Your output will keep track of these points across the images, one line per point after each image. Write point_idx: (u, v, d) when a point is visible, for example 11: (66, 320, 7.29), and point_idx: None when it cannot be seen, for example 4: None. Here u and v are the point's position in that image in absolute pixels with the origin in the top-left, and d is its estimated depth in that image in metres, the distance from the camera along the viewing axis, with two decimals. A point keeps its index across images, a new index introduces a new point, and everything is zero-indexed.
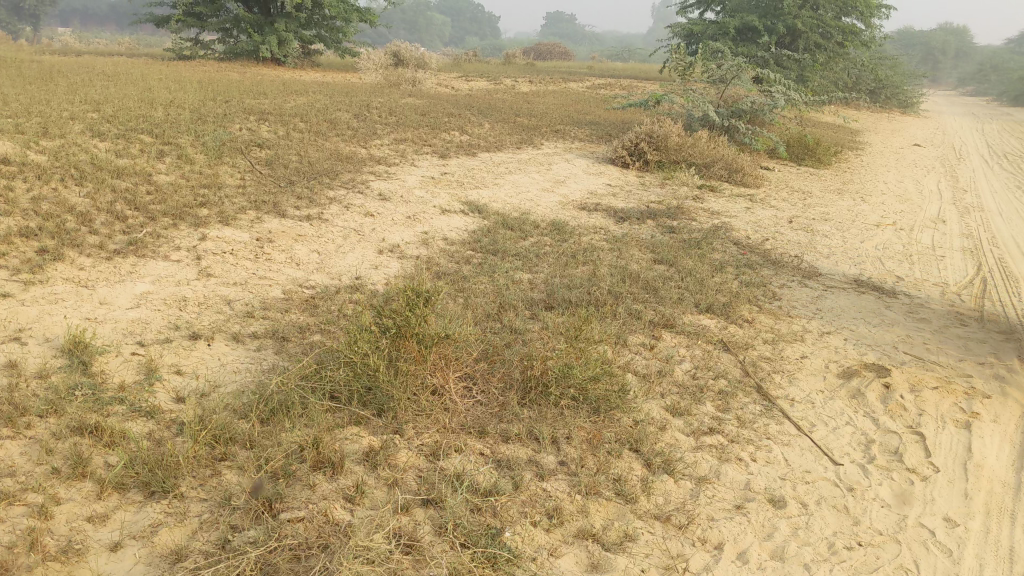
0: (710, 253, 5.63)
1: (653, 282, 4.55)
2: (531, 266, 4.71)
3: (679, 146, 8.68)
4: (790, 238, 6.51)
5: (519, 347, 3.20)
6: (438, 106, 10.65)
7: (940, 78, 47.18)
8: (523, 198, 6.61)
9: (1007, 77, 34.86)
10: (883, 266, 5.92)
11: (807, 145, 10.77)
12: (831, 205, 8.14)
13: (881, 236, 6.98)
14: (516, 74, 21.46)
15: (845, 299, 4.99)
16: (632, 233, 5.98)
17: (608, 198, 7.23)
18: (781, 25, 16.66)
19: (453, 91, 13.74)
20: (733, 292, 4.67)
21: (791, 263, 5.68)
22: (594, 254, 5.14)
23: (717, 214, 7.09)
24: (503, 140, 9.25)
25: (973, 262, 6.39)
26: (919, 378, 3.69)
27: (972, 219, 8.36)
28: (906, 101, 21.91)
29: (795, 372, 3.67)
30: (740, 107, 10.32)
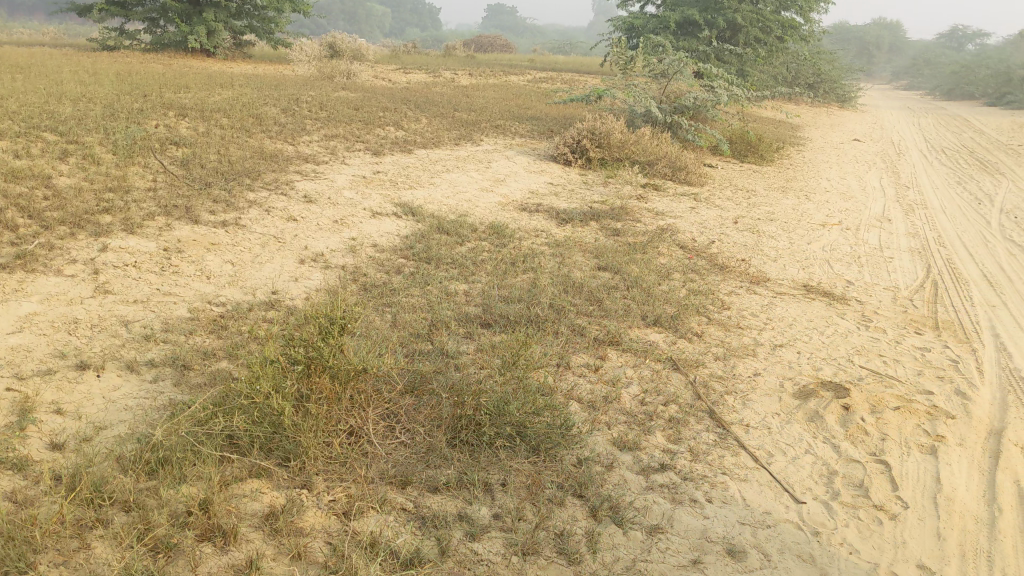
0: (656, 258, 5.36)
1: (596, 291, 4.26)
2: (467, 274, 4.38)
3: (622, 142, 8.42)
4: (736, 240, 6.30)
5: (449, 375, 2.88)
6: (373, 100, 10.26)
7: (875, 72, 47.82)
8: (460, 198, 6.28)
9: (940, 71, 35.43)
10: (832, 270, 5.73)
11: (750, 141, 10.60)
12: (775, 204, 7.96)
13: (828, 237, 6.80)
14: (455, 66, 21.09)
15: (797, 308, 4.76)
16: (575, 236, 5.68)
17: (549, 198, 6.94)
18: (721, 19, 16.54)
19: (389, 84, 13.33)
20: (680, 302, 4.39)
21: (739, 268, 5.44)
22: (534, 261, 4.84)
23: (661, 215, 6.85)
24: (440, 135, 8.90)
25: (922, 264, 6.23)
26: (880, 398, 3.45)
27: (917, 217, 8.25)
28: (844, 96, 21.98)
29: (750, 392, 3.40)
30: (682, 103, 10.12)
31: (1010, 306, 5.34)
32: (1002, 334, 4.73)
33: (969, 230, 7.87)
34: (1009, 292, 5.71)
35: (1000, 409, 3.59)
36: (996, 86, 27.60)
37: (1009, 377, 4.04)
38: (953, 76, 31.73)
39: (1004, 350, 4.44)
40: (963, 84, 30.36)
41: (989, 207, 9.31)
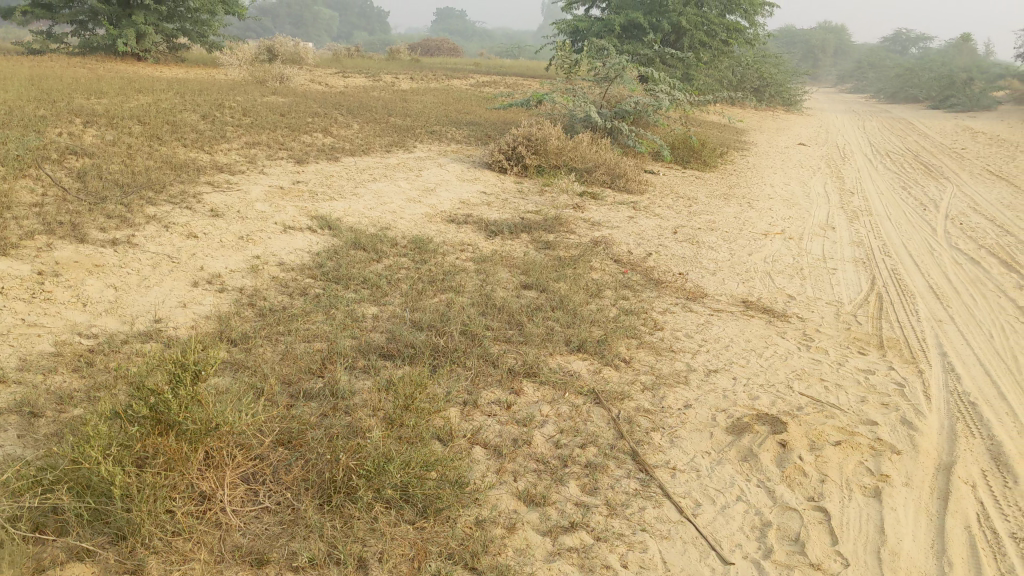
0: (587, 273, 5.06)
1: (519, 314, 3.94)
2: (379, 295, 4.05)
3: (560, 150, 8.14)
4: (674, 251, 6.05)
5: (334, 422, 2.54)
6: (303, 105, 9.87)
7: (821, 76, 48.27)
8: (384, 209, 5.93)
9: (884, 73, 35.81)
10: (773, 283, 5.51)
11: (693, 147, 10.40)
12: (717, 213, 7.73)
13: (770, 248, 6.58)
14: (397, 70, 20.71)
15: (734, 328, 4.49)
16: (503, 250, 5.37)
17: (482, 209, 6.62)
18: (666, 23, 16.39)
19: (324, 88, 12.93)
20: (609, 323, 4.09)
21: (676, 283, 5.17)
22: (456, 278, 4.52)
23: (598, 225, 6.57)
24: (371, 143, 8.55)
25: (866, 276, 6.04)
26: (819, 432, 3.18)
27: (861, 224, 8.10)
28: (789, 99, 21.97)
29: (678, 428, 3.10)
30: (623, 108, 9.88)
31: (955, 322, 5.15)
32: (949, 354, 4.52)
33: (914, 238, 7.72)
34: (955, 306, 5.53)
35: (947, 442, 3.35)
36: (938, 89, 27.86)
37: (956, 403, 3.82)
38: (897, 79, 32.02)
39: (951, 371, 4.22)
40: (907, 87, 30.65)
41: (934, 213, 9.20)
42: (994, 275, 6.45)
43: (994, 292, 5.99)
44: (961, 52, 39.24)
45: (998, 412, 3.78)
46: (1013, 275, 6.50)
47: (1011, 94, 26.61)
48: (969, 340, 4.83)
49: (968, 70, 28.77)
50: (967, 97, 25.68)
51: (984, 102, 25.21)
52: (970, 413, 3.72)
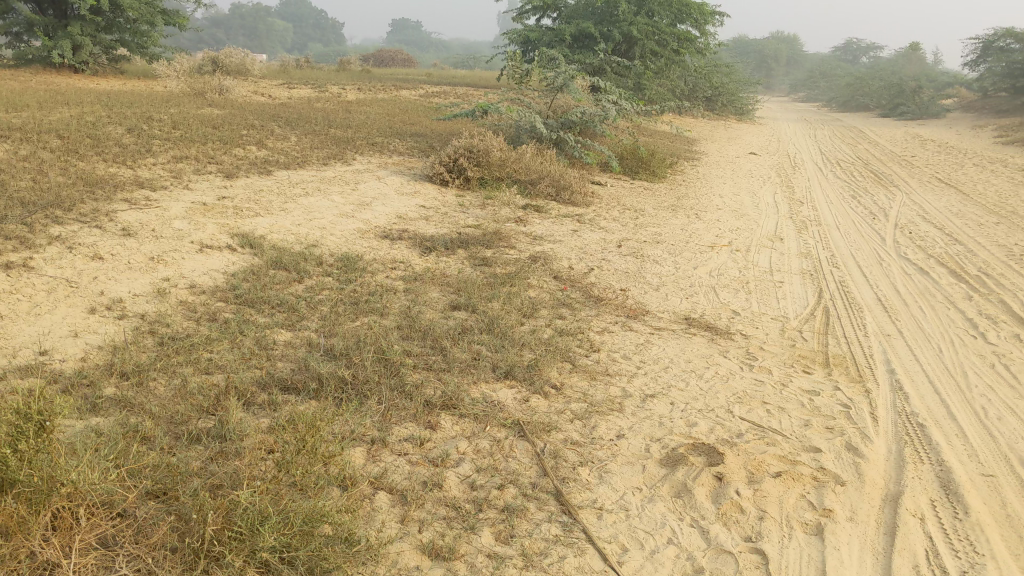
0: (523, 291, 4.83)
1: (444, 338, 3.70)
2: (295, 320, 3.79)
3: (503, 162, 7.91)
4: (617, 266, 5.86)
5: (217, 470, 2.29)
6: (239, 117, 9.56)
7: (773, 85, 48.74)
8: (313, 226, 5.68)
9: (835, 83, 36.17)
10: (717, 299, 5.35)
11: (642, 158, 10.24)
12: (664, 225, 7.57)
13: (716, 261, 6.42)
14: (345, 81, 20.40)
15: (675, 347, 4.29)
16: (437, 267, 5.14)
17: (419, 223, 6.39)
18: (616, 32, 16.30)
19: (265, 100, 12.63)
20: (541, 345, 3.87)
21: (616, 300, 4.96)
22: (383, 298, 4.27)
23: (539, 239, 6.36)
24: (308, 155, 8.28)
25: (813, 288, 5.92)
26: (759, 464, 2.97)
27: (810, 235, 8.01)
28: (741, 109, 22.01)
29: (608, 461, 2.88)
30: (570, 118, 9.68)
31: (903, 337, 5.01)
32: (897, 371, 4.36)
33: (862, 248, 7.63)
34: (903, 319, 5.40)
35: (894, 472, 3.17)
36: (888, 97, 28.14)
37: (904, 425, 3.65)
38: (848, 88, 32.35)
39: (899, 390, 4.06)
40: (858, 95, 30.96)
41: (883, 222, 9.13)
42: (942, 286, 6.35)
43: (943, 303, 5.88)
44: (910, 61, 39.82)
45: (947, 434, 3.61)
46: (961, 286, 6.40)
47: (958, 102, 26.98)
48: (917, 355, 4.68)
49: (916, 77, 29.13)
50: (917, 106, 25.95)
51: (933, 109, 25.50)
52: (918, 436, 3.55)
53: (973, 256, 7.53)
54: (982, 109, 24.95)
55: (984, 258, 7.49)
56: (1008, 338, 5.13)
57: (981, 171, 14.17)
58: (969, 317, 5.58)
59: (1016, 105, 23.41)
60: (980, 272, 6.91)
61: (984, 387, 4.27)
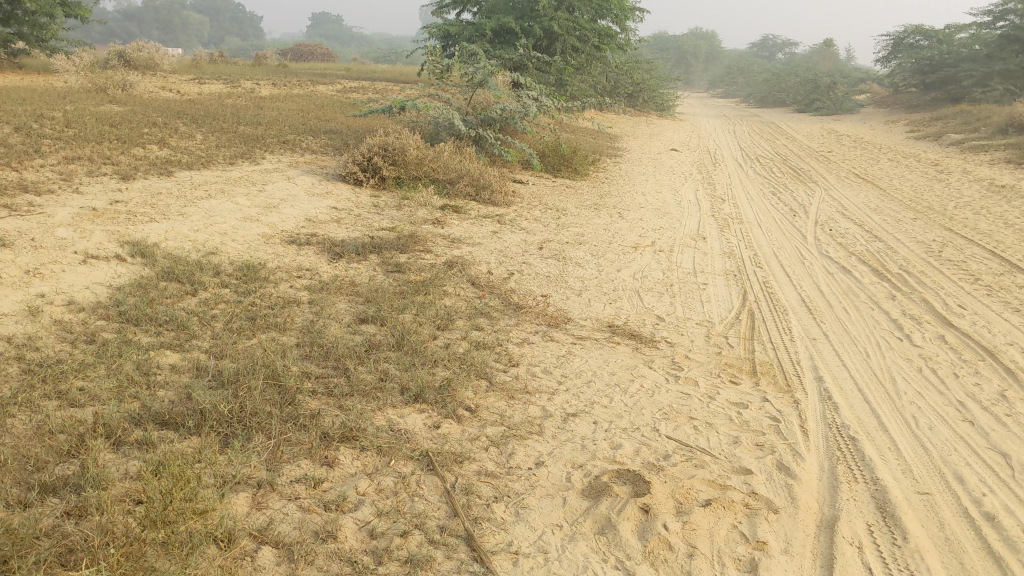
0: (438, 300, 4.56)
1: (349, 358, 3.42)
2: (184, 340, 3.46)
3: (420, 160, 7.61)
4: (538, 269, 5.63)
5: (72, 530, 1.98)
6: (141, 114, 9.07)
7: (693, 80, 49.30)
8: (215, 232, 5.32)
9: (753, 79, 36.62)
10: (641, 303, 5.15)
11: (564, 155, 10.04)
12: (586, 224, 7.37)
13: (639, 263, 6.24)
14: (260, 76, 19.82)
15: (598, 357, 4.07)
16: (346, 275, 4.83)
17: (329, 226, 6.06)
18: (537, 27, 16.11)
19: (172, 96, 12.11)
20: (455, 360, 3.61)
21: (536, 307, 4.72)
22: (285, 313, 3.96)
23: (457, 242, 6.09)
24: (213, 154, 7.87)
25: (738, 290, 5.78)
26: (687, 492, 2.76)
27: (733, 233, 7.90)
28: (662, 105, 22.02)
29: (525, 494, 2.63)
30: (489, 114, 9.42)
31: (829, 340, 4.87)
32: (825, 378, 4.21)
33: (785, 246, 7.53)
34: (828, 321, 5.27)
35: (828, 494, 2.99)
36: (804, 93, 28.55)
37: (836, 440, 3.48)
38: (765, 84, 32.79)
39: (829, 400, 3.90)
40: (775, 91, 31.37)
41: (804, 219, 9.08)
42: (864, 285, 6.27)
43: (866, 304, 5.77)
44: (825, 57, 40.56)
45: (879, 447, 3.45)
46: (884, 284, 6.32)
47: (872, 98, 27.49)
48: (844, 361, 4.54)
49: (831, 73, 29.64)
50: (832, 101, 26.35)
51: (847, 105, 25.93)
52: (851, 450, 3.38)
53: (893, 253, 7.48)
54: (894, 104, 25.44)
55: (904, 255, 7.45)
56: (933, 340, 5.04)
57: (896, 166, 14.33)
58: (893, 318, 5.47)
59: (926, 101, 23.92)
60: (901, 270, 6.86)
61: (913, 392, 4.14)
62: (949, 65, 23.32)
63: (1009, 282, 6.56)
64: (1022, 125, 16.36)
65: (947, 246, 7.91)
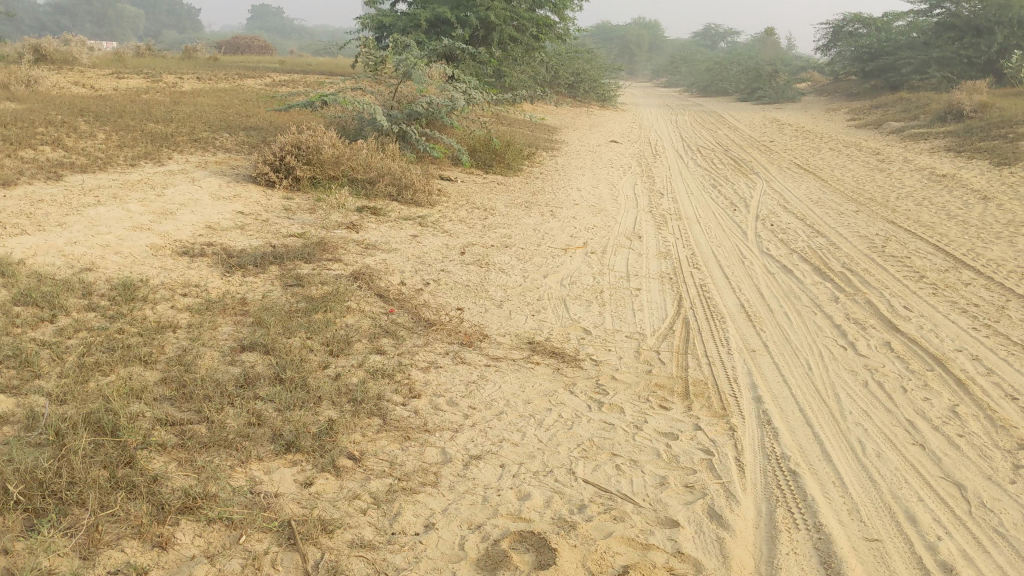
0: (339, 319, 4.10)
1: (218, 398, 2.96)
2: (23, 381, 2.98)
3: (336, 159, 7.12)
4: (458, 277, 5.20)
5: None
6: (40, 112, 8.45)
7: (636, 69, 49.15)
8: (95, 244, 4.79)
9: (695, 68, 36.52)
10: (567, 314, 4.75)
11: (495, 150, 9.61)
12: (515, 225, 6.94)
13: (568, 267, 5.83)
14: (187, 70, 19.09)
15: (513, 382, 3.65)
16: (238, 291, 4.36)
17: (231, 234, 5.56)
18: (473, 17, 15.64)
19: (82, 92, 11.43)
20: (345, 394, 3.16)
21: (450, 322, 4.29)
22: (155, 341, 3.49)
23: (371, 248, 5.63)
24: (114, 155, 7.30)
25: (673, 295, 5.40)
26: (601, 558, 2.37)
27: (671, 231, 7.54)
28: (603, 95, 21.66)
29: (407, 569, 2.22)
30: (415, 109, 8.94)
31: (770, 352, 4.51)
32: (764, 398, 3.84)
33: (724, 244, 7.18)
34: (768, 329, 4.91)
35: (765, 547, 2.60)
36: (745, 82, 28.44)
37: (775, 475, 3.10)
38: (708, 73, 32.64)
39: (768, 425, 3.52)
40: (717, 80, 31.23)
41: (744, 214, 8.75)
42: (806, 286, 5.93)
43: (809, 308, 5.43)
44: (766, 45, 40.64)
45: (822, 481, 3.08)
46: (827, 285, 5.99)
47: (813, 87, 27.47)
48: (785, 376, 4.17)
49: (772, 62, 29.56)
50: (774, 90, 26.23)
51: (789, 94, 25.82)
52: (792, 488, 3.01)
53: (835, 249, 7.17)
54: (834, 93, 25.37)
55: (847, 251, 7.14)
56: (879, 347, 4.70)
57: (837, 156, 14.13)
58: (837, 323, 5.13)
59: (865, 89, 23.87)
60: (844, 268, 6.54)
61: (858, 411, 3.78)
62: (888, 53, 23.27)
63: (955, 279, 6.27)
64: (962, 113, 16.26)
65: (890, 240, 7.63)
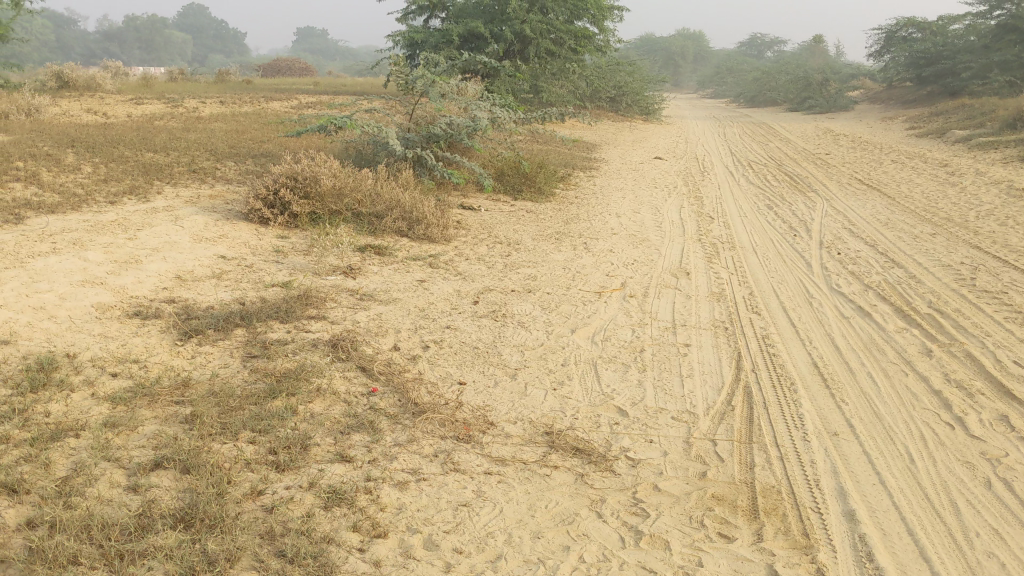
0: (302, 406, 3.21)
1: (89, 558, 2.09)
2: None
3: (338, 191, 6.27)
4: (467, 336, 4.31)
5: None
6: (26, 143, 7.73)
7: (680, 80, 48.10)
8: (25, 305, 3.96)
9: (741, 77, 35.50)
10: (599, 385, 3.82)
11: (525, 174, 8.73)
12: (542, 262, 6.05)
13: (602, 317, 4.91)
14: (216, 93, 18.57)
15: (519, 501, 2.73)
16: (187, 368, 3.50)
17: (202, 285, 4.71)
18: (508, 31, 14.95)
19: (88, 119, 10.77)
20: (277, 542, 2.27)
21: (447, 405, 3.37)
22: (41, 454, 2.62)
23: (369, 299, 4.77)
24: (94, 192, 6.53)
25: (729, 352, 4.46)
26: None
27: (723, 264, 6.60)
28: (646, 109, 20.68)
29: None
30: (434, 131, 8.09)
31: (857, 434, 3.54)
32: (860, 514, 2.88)
33: (785, 280, 6.22)
34: (850, 399, 3.95)
35: None
36: (795, 91, 27.37)
37: None
38: (755, 83, 31.51)
39: (868, 563, 2.58)
40: (765, 91, 30.16)
41: (806, 240, 7.76)
42: (889, 336, 4.95)
43: (896, 366, 4.44)
44: (814, 54, 39.54)
45: None
46: (915, 333, 5.01)
47: (864, 95, 26.34)
48: (882, 474, 3.21)
49: (822, 70, 28.43)
50: (825, 99, 25.12)
51: (841, 102, 24.69)
52: None
53: (917, 283, 6.17)
54: (888, 101, 24.13)
55: (931, 285, 6.13)
56: (995, 424, 3.71)
57: (902, 168, 13.06)
58: (936, 387, 4.14)
59: (922, 95, 22.68)
60: (933, 308, 5.53)
61: (986, 532, 2.82)
62: (945, 57, 22.01)
63: None
64: None
65: (978, 270, 6.59)
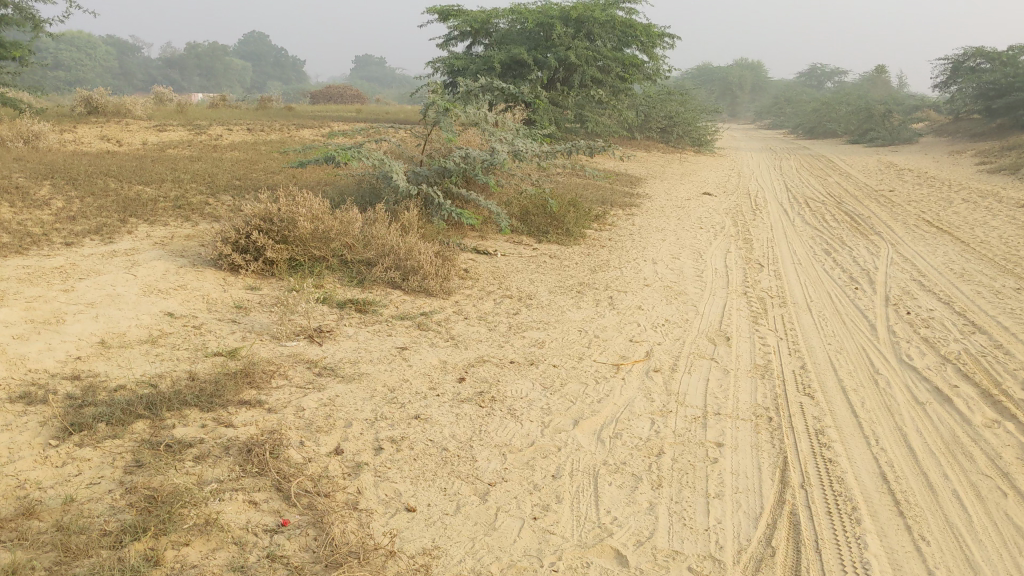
0: (170, 555, 2.34)
1: None
2: None
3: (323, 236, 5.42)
4: (438, 430, 3.40)
5: None
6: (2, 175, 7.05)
7: (737, 111, 46.97)
8: None
9: (799, 108, 34.38)
10: (596, 511, 2.89)
11: (552, 213, 7.83)
12: (555, 323, 5.14)
13: (617, 401, 3.97)
14: (253, 120, 18.02)
15: None
16: (41, 486, 2.64)
17: (127, 354, 3.87)
18: (552, 58, 14.24)
19: (95, 148, 10.12)
20: None
21: (376, 551, 2.47)
22: None
23: (329, 373, 3.89)
24: (55, 232, 5.78)
25: (774, 455, 3.50)
26: None
27: (772, 326, 5.62)
28: (699, 140, 19.63)
29: None
30: (450, 165, 7.24)
31: None
32: None
33: (846, 348, 5.22)
34: (933, 533, 2.96)
35: None
36: (856, 122, 26.20)
37: None
38: (815, 113, 30.28)
39: None
40: (824, 122, 28.99)
41: (869, 295, 6.74)
42: (978, 432, 3.93)
43: (992, 478, 3.44)
44: (876, 85, 38.32)
45: None
46: (1011, 428, 3.99)
47: (929, 127, 25.07)
48: None
49: (884, 101, 27.16)
50: (887, 132, 23.93)
51: (904, 135, 23.47)
52: None
53: (1005, 356, 5.13)
54: (954, 134, 22.86)
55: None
56: None
57: (974, 208, 11.92)
58: None
59: (991, 128, 21.38)
60: None
61: None
62: (1018, 89, 20.70)
63: None
64: None
65: None
